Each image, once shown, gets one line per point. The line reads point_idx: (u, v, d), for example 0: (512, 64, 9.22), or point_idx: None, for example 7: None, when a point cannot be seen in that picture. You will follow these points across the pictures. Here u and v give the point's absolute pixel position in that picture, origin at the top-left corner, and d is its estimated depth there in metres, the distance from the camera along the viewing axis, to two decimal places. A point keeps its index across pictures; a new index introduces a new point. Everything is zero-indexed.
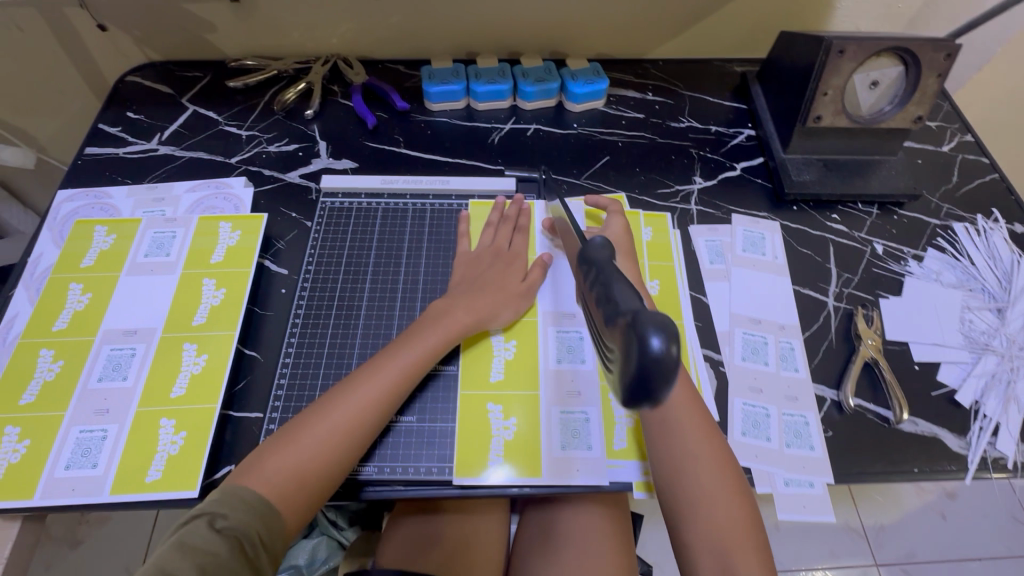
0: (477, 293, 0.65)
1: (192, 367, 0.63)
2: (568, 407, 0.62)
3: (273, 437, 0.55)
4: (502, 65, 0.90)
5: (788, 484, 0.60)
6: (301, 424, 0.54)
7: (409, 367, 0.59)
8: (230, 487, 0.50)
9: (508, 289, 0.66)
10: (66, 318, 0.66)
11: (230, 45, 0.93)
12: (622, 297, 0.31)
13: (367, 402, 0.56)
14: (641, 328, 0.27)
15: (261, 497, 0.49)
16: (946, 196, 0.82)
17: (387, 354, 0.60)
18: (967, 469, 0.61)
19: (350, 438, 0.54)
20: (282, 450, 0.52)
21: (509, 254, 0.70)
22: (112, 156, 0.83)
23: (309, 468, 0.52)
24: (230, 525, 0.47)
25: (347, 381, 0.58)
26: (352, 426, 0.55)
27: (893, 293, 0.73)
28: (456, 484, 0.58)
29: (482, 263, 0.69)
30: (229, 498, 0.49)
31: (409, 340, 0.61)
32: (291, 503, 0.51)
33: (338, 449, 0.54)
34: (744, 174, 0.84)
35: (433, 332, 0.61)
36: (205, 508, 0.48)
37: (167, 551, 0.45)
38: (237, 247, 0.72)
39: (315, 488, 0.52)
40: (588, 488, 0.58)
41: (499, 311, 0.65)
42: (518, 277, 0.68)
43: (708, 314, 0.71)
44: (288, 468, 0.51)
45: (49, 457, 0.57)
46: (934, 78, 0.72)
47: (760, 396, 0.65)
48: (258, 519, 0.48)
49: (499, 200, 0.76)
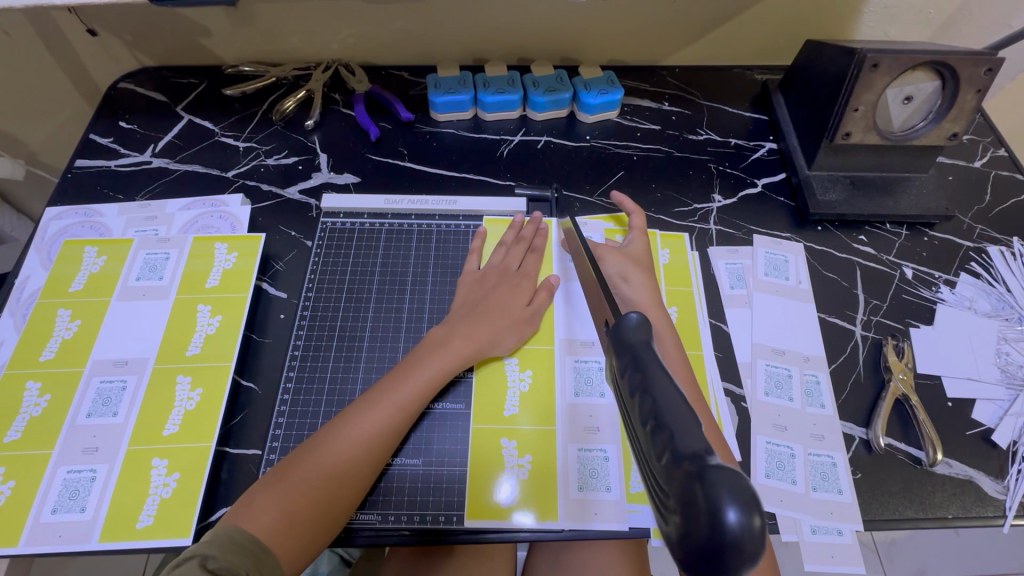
0: (481, 320, 0.61)
1: (185, 403, 0.59)
2: (586, 445, 0.58)
3: (265, 475, 0.51)
4: (511, 73, 0.85)
5: (814, 532, 0.57)
6: (293, 461, 0.51)
7: (407, 400, 0.55)
8: (221, 527, 0.47)
9: (512, 314, 0.63)
10: (54, 347, 0.63)
11: (226, 50, 0.89)
12: (667, 399, 0.23)
13: (363, 437, 0.52)
14: (713, 486, 0.19)
15: (251, 537, 0.46)
16: (980, 216, 0.78)
17: (385, 384, 0.56)
18: (1005, 515, 0.58)
19: (347, 476, 0.51)
20: (274, 486, 0.49)
21: (515, 275, 0.66)
22: (102, 169, 0.79)
23: (303, 507, 0.49)
24: (222, 565, 0.43)
25: (343, 413, 0.55)
26: (349, 463, 0.51)
27: (924, 322, 0.69)
28: (466, 526, 0.54)
29: (487, 285, 0.65)
30: (219, 538, 0.45)
31: (408, 370, 0.57)
32: (284, 546, 0.47)
33: (334, 489, 0.50)
34: (766, 191, 0.80)
35: (433, 362, 0.58)
36: (197, 550, 0.44)
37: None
38: (234, 270, 0.68)
39: (310, 529, 0.49)
40: (606, 534, 0.55)
41: (501, 338, 0.61)
42: (523, 300, 0.64)
43: (728, 344, 0.67)
44: (280, 507, 0.48)
45: (34, 500, 0.54)
46: (973, 94, 0.68)
47: (784, 435, 0.61)
48: (247, 559, 0.45)
49: (517, 218, 0.72)
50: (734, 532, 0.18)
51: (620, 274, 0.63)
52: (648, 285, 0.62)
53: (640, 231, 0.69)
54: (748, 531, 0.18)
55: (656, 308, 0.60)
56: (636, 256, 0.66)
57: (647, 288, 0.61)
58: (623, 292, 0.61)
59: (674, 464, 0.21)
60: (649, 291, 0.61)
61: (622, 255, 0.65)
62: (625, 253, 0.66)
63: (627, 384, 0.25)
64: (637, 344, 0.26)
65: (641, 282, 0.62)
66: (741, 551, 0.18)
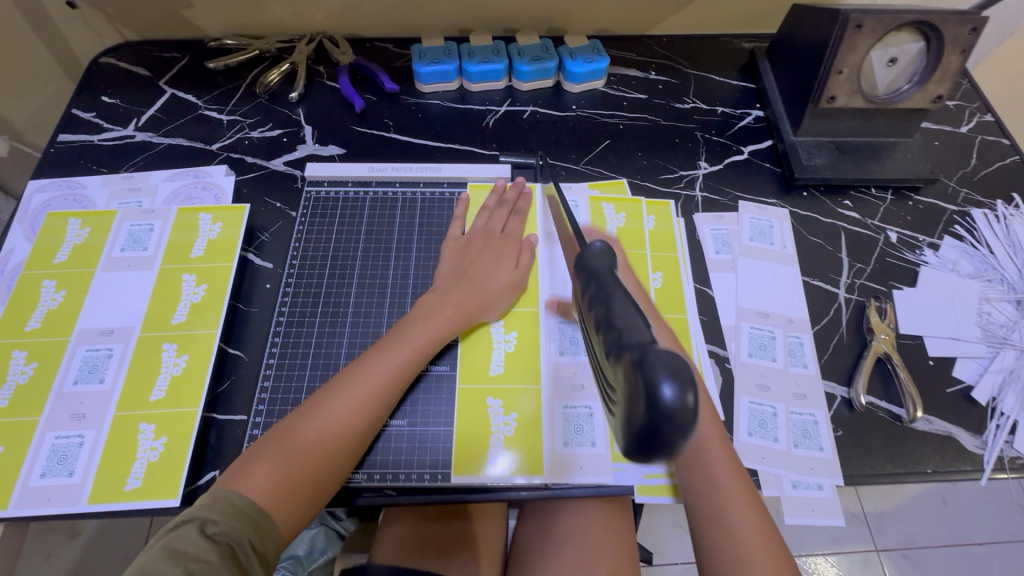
0: (468, 285, 0.61)
1: (172, 369, 0.60)
2: (571, 402, 0.59)
3: (258, 442, 0.51)
4: (496, 43, 0.85)
5: (796, 487, 0.58)
6: (290, 428, 0.51)
7: (400, 367, 0.56)
8: (220, 491, 0.47)
9: (498, 279, 0.62)
10: (39, 317, 0.63)
11: (208, 23, 0.88)
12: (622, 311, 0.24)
13: (359, 403, 0.53)
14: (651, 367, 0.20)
15: (254, 503, 0.47)
16: (964, 180, 0.78)
17: (376, 352, 0.56)
18: (982, 469, 0.59)
19: (341, 442, 0.51)
20: (273, 454, 0.49)
21: (500, 237, 0.66)
22: (86, 143, 0.79)
23: (304, 473, 0.49)
24: (222, 531, 0.44)
25: (335, 380, 0.55)
26: (345, 428, 0.52)
27: (907, 284, 0.70)
28: (454, 482, 0.56)
29: (472, 249, 0.65)
30: (218, 502, 0.46)
31: (398, 338, 0.57)
32: (283, 510, 0.48)
33: (330, 454, 0.51)
34: (752, 158, 0.80)
35: (423, 331, 0.58)
36: (196, 513, 0.45)
37: (154, 557, 0.42)
38: (218, 240, 0.68)
39: (309, 493, 0.49)
40: (590, 489, 0.56)
41: (491, 304, 0.62)
42: (510, 264, 0.64)
43: (713, 308, 0.68)
44: (278, 473, 0.48)
45: (23, 465, 0.55)
46: (958, 54, 0.68)
47: (767, 394, 0.62)
48: (248, 523, 0.45)
49: (498, 183, 0.72)
50: (668, 404, 0.19)
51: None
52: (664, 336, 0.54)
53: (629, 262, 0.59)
54: (680, 404, 0.19)
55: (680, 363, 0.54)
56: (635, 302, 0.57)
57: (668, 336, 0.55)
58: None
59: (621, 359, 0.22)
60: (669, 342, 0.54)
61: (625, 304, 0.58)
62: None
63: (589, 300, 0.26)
64: (599, 267, 0.26)
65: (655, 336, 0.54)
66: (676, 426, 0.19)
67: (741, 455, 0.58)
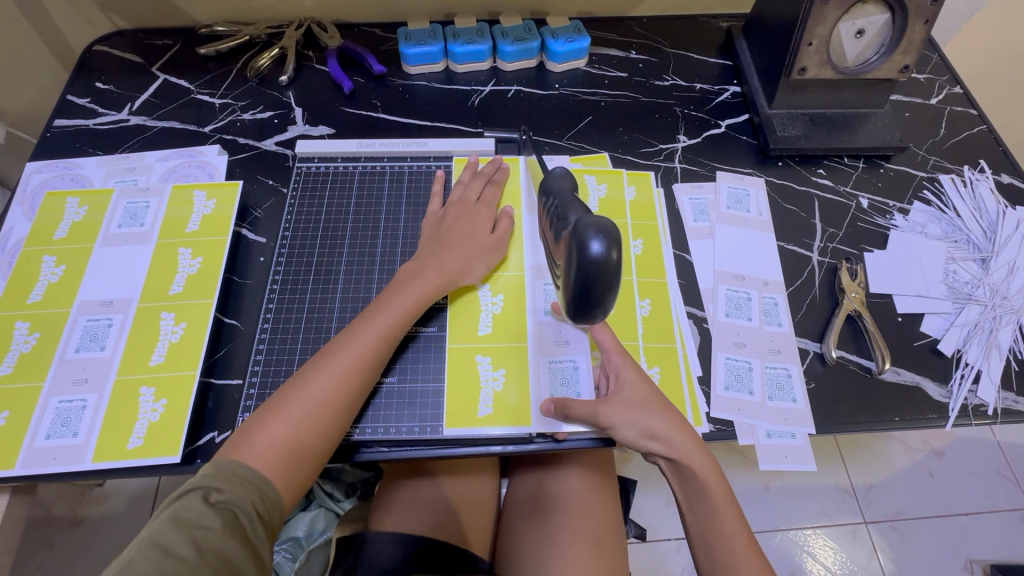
0: (449, 251, 0.63)
1: (170, 336, 0.62)
2: (555, 357, 0.62)
3: (256, 412, 0.54)
4: (480, 25, 0.87)
5: (770, 436, 0.61)
6: (286, 397, 0.53)
7: (387, 332, 0.57)
8: (223, 460, 0.49)
9: (479, 245, 0.64)
10: (40, 290, 0.65)
11: (199, 10, 0.89)
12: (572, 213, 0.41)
13: (349, 369, 0.55)
14: (584, 233, 0.37)
15: (257, 471, 0.49)
16: (933, 149, 0.81)
17: (363, 319, 0.58)
18: (947, 416, 0.62)
19: (335, 406, 0.53)
20: (272, 422, 0.52)
21: (478, 205, 0.68)
22: (81, 128, 0.81)
23: (304, 440, 0.52)
24: (225, 499, 0.47)
25: (326, 349, 0.56)
26: (337, 393, 0.54)
27: (877, 247, 0.73)
28: (444, 434, 0.58)
29: (448, 219, 0.66)
30: (223, 471, 0.48)
31: (383, 305, 0.59)
32: (287, 476, 0.51)
33: (325, 421, 0.53)
34: (729, 131, 0.83)
35: (406, 297, 0.59)
36: (199, 482, 0.47)
37: (160, 524, 0.44)
38: (213, 216, 0.70)
39: (312, 459, 0.52)
40: (576, 437, 0.59)
41: (472, 267, 0.63)
42: (488, 229, 0.66)
43: (692, 273, 0.70)
44: (279, 441, 0.51)
45: (28, 428, 0.57)
46: (921, 25, 0.70)
47: (743, 350, 0.65)
48: (252, 490, 0.48)
49: (472, 159, 0.74)
50: (594, 252, 0.36)
51: (645, 433, 0.56)
52: (674, 421, 0.57)
53: (620, 348, 0.60)
54: (603, 254, 0.37)
55: (700, 453, 0.56)
56: (640, 396, 0.57)
57: (681, 421, 0.57)
58: (657, 448, 0.57)
59: (569, 233, 0.39)
60: (686, 427, 0.57)
61: (634, 394, 0.57)
62: (628, 398, 0.57)
63: (555, 210, 0.43)
64: (561, 188, 0.44)
65: (668, 427, 0.56)
66: (600, 265, 0.37)
67: (717, 407, 0.61)
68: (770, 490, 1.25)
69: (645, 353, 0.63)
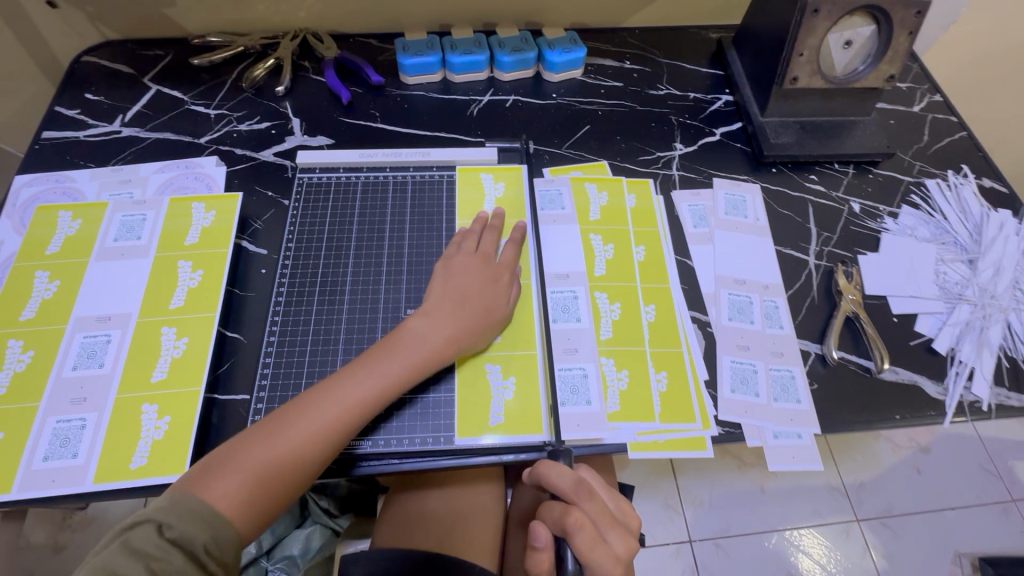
0: (465, 318, 0.60)
1: (172, 351, 0.61)
2: (566, 364, 0.63)
3: (227, 444, 0.51)
4: (477, 35, 0.88)
5: (777, 437, 0.62)
6: (262, 436, 0.51)
7: (383, 385, 0.55)
8: (181, 494, 0.46)
9: (494, 312, 0.62)
10: (33, 306, 0.63)
11: (191, 21, 0.88)
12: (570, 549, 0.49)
13: (334, 417, 0.52)
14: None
15: (213, 509, 0.46)
16: (918, 154, 0.84)
17: (361, 366, 0.56)
18: (945, 413, 0.64)
19: (312, 452, 0.51)
20: (240, 462, 0.49)
21: (496, 265, 0.65)
22: (71, 140, 0.79)
23: (269, 483, 0.49)
24: (179, 533, 0.44)
25: (315, 392, 0.54)
26: (316, 441, 0.51)
27: (870, 250, 0.75)
28: (457, 443, 0.58)
29: (462, 274, 0.63)
30: (177, 506, 0.45)
31: (387, 357, 0.57)
32: (243, 519, 0.48)
33: (297, 467, 0.50)
34: (723, 139, 0.84)
35: (412, 354, 0.57)
36: (151, 514, 0.45)
37: (112, 556, 0.42)
38: (212, 228, 0.69)
39: (273, 504, 0.50)
40: (586, 441, 0.60)
41: (484, 333, 0.61)
42: (502, 294, 0.63)
43: (694, 277, 0.71)
44: (245, 482, 0.48)
45: (25, 450, 0.55)
46: (905, 36, 0.73)
47: (747, 353, 0.66)
48: (207, 529, 0.45)
49: (479, 215, 0.70)
50: None
51: None
52: None
53: (601, 534, 0.51)
54: None
55: None
56: None
57: None
58: None
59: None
60: None
61: None
62: None
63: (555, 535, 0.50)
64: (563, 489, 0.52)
65: None
66: None
67: (723, 409, 0.62)
68: (764, 492, 1.26)
69: (651, 359, 0.64)
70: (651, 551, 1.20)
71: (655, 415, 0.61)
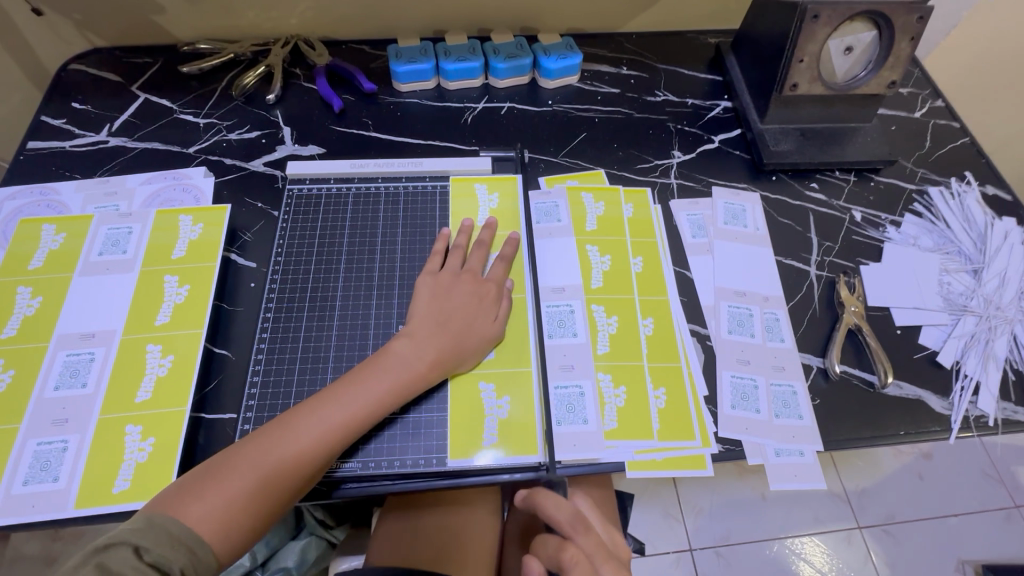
0: (448, 333, 0.59)
1: (158, 369, 0.59)
2: (562, 382, 0.61)
3: (207, 463, 0.50)
4: (472, 42, 0.86)
5: (779, 454, 0.60)
6: (241, 456, 0.49)
7: (368, 404, 0.54)
8: (157, 516, 0.45)
9: (478, 331, 0.60)
10: (15, 323, 0.61)
11: (180, 28, 0.87)
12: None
13: (316, 438, 0.51)
14: None
15: (188, 532, 0.45)
16: (920, 161, 0.83)
17: (345, 385, 0.54)
18: (950, 429, 0.62)
19: (292, 474, 0.50)
20: (217, 484, 0.48)
21: (481, 283, 0.63)
22: (57, 150, 0.78)
23: (247, 505, 0.48)
24: (156, 556, 0.43)
25: (298, 410, 0.53)
26: (296, 463, 0.50)
27: (872, 260, 0.74)
28: (450, 465, 0.57)
29: (448, 291, 0.62)
30: (154, 529, 0.44)
31: (372, 374, 0.55)
32: (218, 542, 0.46)
33: (276, 488, 0.49)
34: (722, 147, 0.83)
35: (398, 373, 0.56)
36: (127, 536, 0.43)
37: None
38: (200, 240, 0.68)
39: (252, 527, 0.48)
40: (583, 461, 0.58)
41: (473, 350, 0.60)
42: (490, 315, 0.62)
43: (693, 289, 0.70)
44: (221, 504, 0.47)
45: (4, 473, 0.53)
46: (907, 42, 0.72)
47: (748, 367, 0.64)
48: (181, 552, 0.44)
49: (466, 223, 0.69)
50: None
51: None
52: None
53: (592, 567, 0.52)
54: None
55: None
56: None
57: None
58: None
59: None
60: None
61: None
62: None
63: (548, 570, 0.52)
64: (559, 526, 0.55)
65: None
66: None
67: (723, 427, 0.61)
68: (766, 499, 1.25)
69: (650, 374, 0.63)
70: (650, 561, 1.19)
71: (653, 433, 0.59)
